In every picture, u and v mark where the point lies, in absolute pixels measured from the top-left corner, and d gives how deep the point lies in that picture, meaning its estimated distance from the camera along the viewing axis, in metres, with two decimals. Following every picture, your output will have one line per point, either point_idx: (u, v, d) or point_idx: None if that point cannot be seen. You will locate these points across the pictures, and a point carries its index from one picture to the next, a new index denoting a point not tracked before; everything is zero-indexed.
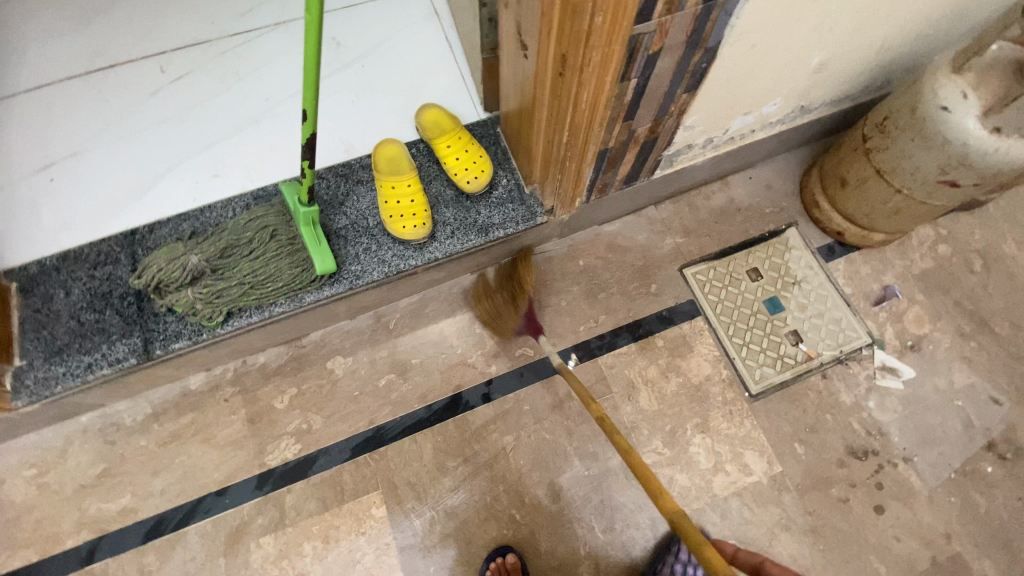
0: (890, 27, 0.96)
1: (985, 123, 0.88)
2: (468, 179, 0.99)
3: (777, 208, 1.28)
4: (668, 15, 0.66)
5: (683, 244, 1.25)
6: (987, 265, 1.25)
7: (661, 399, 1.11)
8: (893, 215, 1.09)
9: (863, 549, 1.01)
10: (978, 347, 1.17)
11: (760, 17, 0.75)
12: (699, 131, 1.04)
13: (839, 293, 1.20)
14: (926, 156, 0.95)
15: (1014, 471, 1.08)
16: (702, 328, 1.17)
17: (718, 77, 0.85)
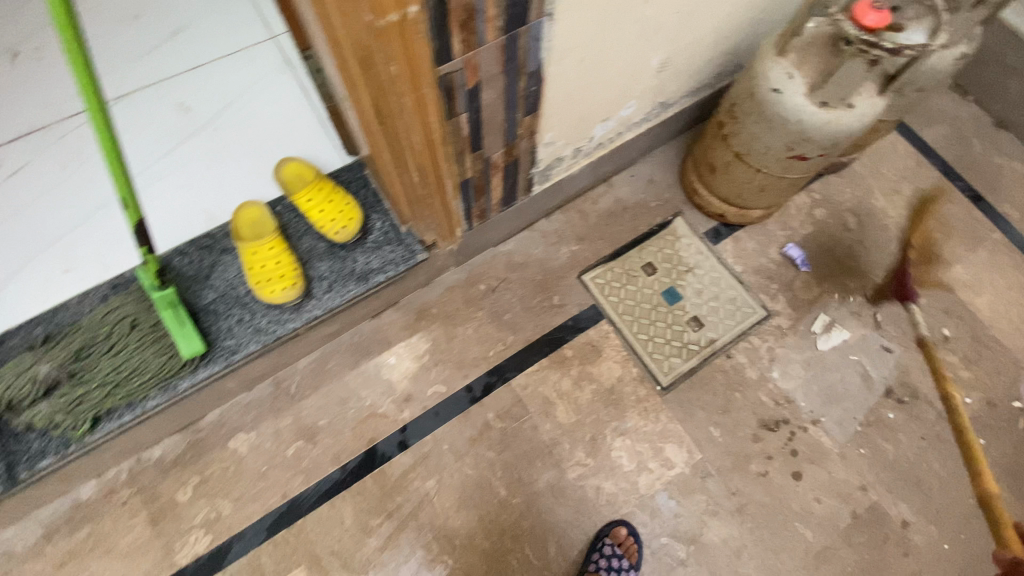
0: (717, 20, 1.00)
1: (813, 99, 0.92)
2: (337, 229, 0.96)
3: (661, 200, 1.32)
4: (470, 53, 0.65)
5: (579, 251, 1.27)
6: (860, 221, 1.32)
7: (578, 409, 1.11)
8: (760, 192, 1.14)
9: (788, 517, 1.05)
10: (864, 300, 1.24)
11: (573, 36, 0.77)
12: (562, 143, 1.05)
13: (731, 272, 1.25)
14: (772, 136, 0.99)
15: (913, 412, 1.14)
16: (608, 331, 1.19)
17: (555, 95, 0.87)
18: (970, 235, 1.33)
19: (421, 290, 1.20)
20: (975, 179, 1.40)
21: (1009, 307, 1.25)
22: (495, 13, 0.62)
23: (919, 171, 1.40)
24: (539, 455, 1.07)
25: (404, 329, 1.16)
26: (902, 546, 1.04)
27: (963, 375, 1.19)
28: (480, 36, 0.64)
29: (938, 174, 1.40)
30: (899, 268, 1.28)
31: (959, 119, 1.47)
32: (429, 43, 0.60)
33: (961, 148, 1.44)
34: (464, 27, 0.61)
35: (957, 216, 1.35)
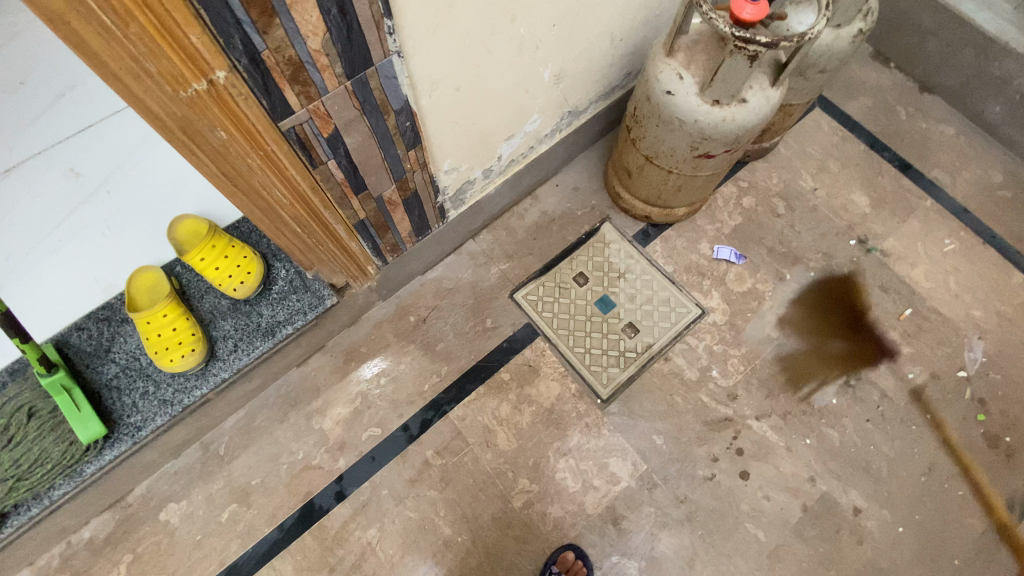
0: (605, 25, 0.97)
1: (705, 98, 0.90)
2: (234, 285, 0.93)
3: (588, 208, 1.30)
4: (313, 103, 0.62)
5: (509, 269, 1.24)
6: (789, 204, 1.31)
7: (519, 434, 1.08)
8: (677, 191, 1.13)
9: (739, 519, 1.03)
10: (798, 286, 1.22)
11: (436, 68, 0.74)
12: (467, 167, 1.03)
13: (663, 273, 1.23)
14: (674, 137, 0.97)
15: (856, 395, 1.13)
16: (543, 349, 1.16)
17: (437, 125, 0.84)
18: (900, 206, 1.32)
19: (348, 329, 1.16)
20: (901, 148, 1.39)
21: (944, 275, 1.24)
22: (328, 61, 0.59)
23: (844, 146, 1.38)
24: (482, 487, 1.04)
25: (333, 373, 1.13)
26: (857, 534, 1.03)
27: (904, 351, 1.18)
28: (319, 85, 0.61)
29: (864, 147, 1.39)
30: (832, 249, 1.26)
31: (881, 89, 1.46)
32: (256, 102, 0.57)
33: (885, 118, 1.42)
34: (295, 80, 0.58)
35: (886, 188, 1.34)
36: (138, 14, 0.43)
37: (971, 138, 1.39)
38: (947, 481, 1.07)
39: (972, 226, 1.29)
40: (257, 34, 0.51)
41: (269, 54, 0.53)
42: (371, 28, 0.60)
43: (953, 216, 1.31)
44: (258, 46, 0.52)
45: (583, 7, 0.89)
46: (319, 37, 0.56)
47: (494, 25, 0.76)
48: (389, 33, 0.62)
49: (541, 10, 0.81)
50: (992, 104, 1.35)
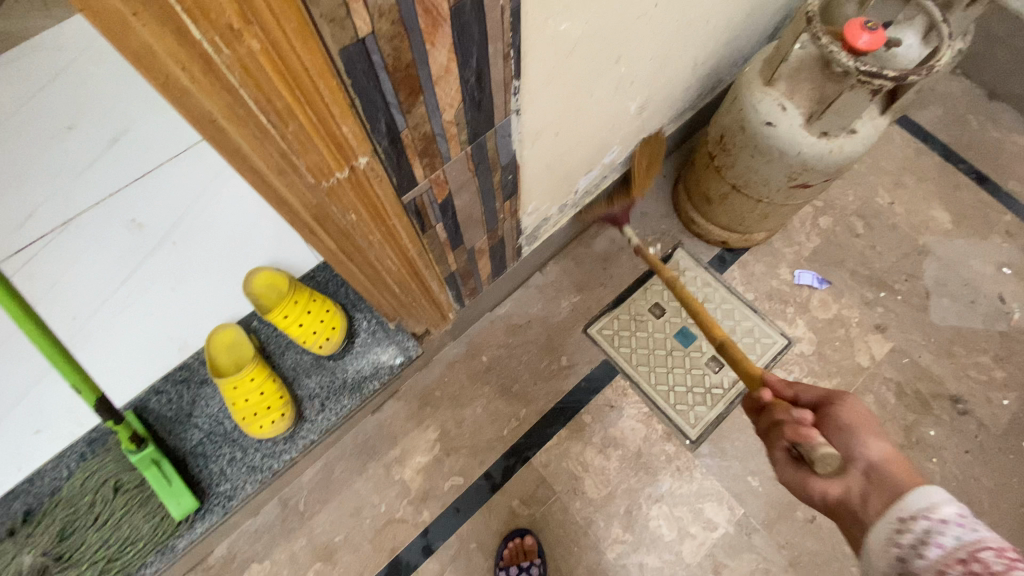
0: (694, 50, 0.92)
1: (811, 130, 0.84)
2: (320, 342, 0.88)
3: (657, 234, 1.26)
4: (435, 172, 0.57)
5: (580, 302, 1.20)
6: (868, 223, 1.25)
7: (606, 480, 1.04)
8: (763, 219, 1.08)
9: (843, 563, 0.99)
10: (886, 310, 1.17)
11: (545, 117, 0.69)
12: (547, 205, 0.98)
13: (743, 301, 1.18)
14: (771, 168, 0.92)
15: (955, 426, 1.08)
16: (624, 387, 1.12)
17: (533, 169, 0.79)
18: (982, 221, 1.26)
19: (420, 373, 1.12)
20: (978, 160, 1.33)
21: None
22: (457, 129, 0.54)
23: (919, 159, 1.32)
24: (574, 538, 1.01)
25: (409, 420, 1.08)
26: None
27: (999, 376, 1.13)
28: (444, 154, 0.56)
29: (939, 159, 1.33)
30: (916, 270, 1.21)
31: (951, 97, 1.40)
32: (388, 180, 0.52)
33: (958, 127, 1.36)
34: (424, 153, 0.53)
35: (966, 202, 1.28)
36: (299, 112, 0.39)
37: None
38: None
39: None
40: (402, 114, 0.46)
41: (407, 132, 0.49)
42: (501, 91, 0.55)
43: None
44: (399, 126, 0.47)
45: (678, 38, 0.84)
46: (455, 107, 0.51)
47: (600, 69, 0.72)
48: (514, 93, 0.58)
49: (642, 48, 0.76)
50: None
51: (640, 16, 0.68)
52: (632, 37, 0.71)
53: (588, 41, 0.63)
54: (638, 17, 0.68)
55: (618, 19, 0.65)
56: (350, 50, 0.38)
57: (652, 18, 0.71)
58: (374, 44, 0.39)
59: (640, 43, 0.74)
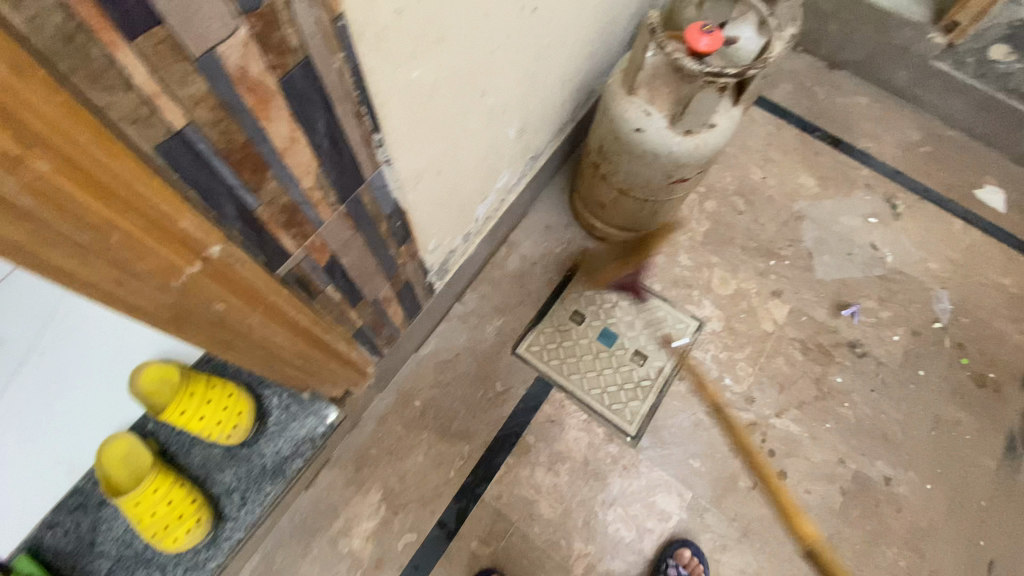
0: (559, 67, 0.95)
1: (677, 130, 0.90)
2: (227, 432, 0.82)
3: (564, 243, 1.29)
4: (309, 239, 0.55)
5: (504, 325, 1.19)
6: (748, 200, 1.35)
7: (560, 497, 1.04)
8: (653, 214, 1.14)
9: (789, 520, 1.05)
10: (779, 277, 1.27)
11: (421, 159, 0.69)
12: (449, 239, 0.96)
13: (653, 293, 1.24)
14: (650, 169, 0.97)
15: (857, 369, 1.19)
16: (561, 400, 1.13)
17: (423, 210, 0.78)
18: (843, 180, 1.40)
19: (352, 433, 1.07)
20: (829, 126, 1.47)
21: (898, 236, 1.33)
22: (322, 193, 0.52)
23: (781, 133, 1.45)
24: (539, 564, 1.00)
25: (349, 486, 1.03)
26: (894, 503, 1.07)
27: (884, 315, 1.24)
28: (313, 220, 0.54)
29: (798, 130, 1.46)
30: (797, 234, 1.32)
31: (797, 73, 1.55)
32: (254, 261, 0.49)
33: (808, 100, 1.51)
34: (290, 224, 0.51)
35: (827, 165, 1.41)
36: (122, 220, 0.36)
37: (883, 104, 1.52)
38: (954, 428, 1.14)
39: (907, 185, 1.40)
40: (250, 193, 0.44)
41: (263, 208, 0.46)
42: (361, 147, 0.53)
43: (888, 179, 1.41)
44: (251, 205, 0.45)
45: (540, 61, 0.86)
46: (313, 173, 0.49)
47: (468, 104, 0.72)
48: (378, 146, 0.56)
49: (506, 77, 0.78)
50: (896, 70, 1.47)
51: (494, 49, 0.69)
52: (492, 69, 0.72)
53: (447, 81, 0.63)
54: (493, 50, 0.69)
55: (473, 56, 0.65)
56: (167, 144, 0.35)
57: (509, 49, 0.73)
58: (195, 132, 0.36)
59: (502, 73, 0.76)
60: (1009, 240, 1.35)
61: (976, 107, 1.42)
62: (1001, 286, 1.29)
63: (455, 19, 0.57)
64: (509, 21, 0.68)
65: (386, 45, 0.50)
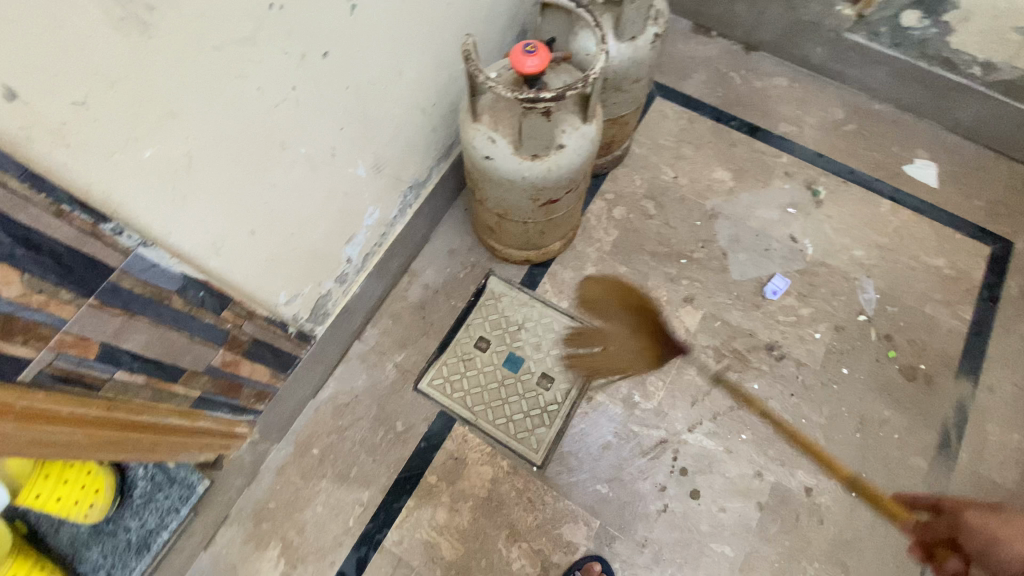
0: (408, 97, 0.91)
1: (524, 155, 0.85)
2: (84, 511, 0.82)
3: (468, 267, 1.24)
4: (54, 338, 0.54)
5: (405, 359, 1.15)
6: (658, 203, 1.30)
7: (463, 536, 1.02)
8: (542, 233, 1.10)
9: (702, 542, 1.01)
10: (691, 282, 1.21)
11: (214, 225, 0.66)
12: (314, 286, 0.94)
13: (560, 310, 1.20)
14: (514, 193, 0.93)
15: (775, 373, 1.13)
16: (464, 434, 1.09)
17: (246, 270, 0.75)
18: (759, 171, 1.33)
19: (248, 489, 1.05)
20: (746, 114, 1.40)
21: (818, 224, 1.27)
22: (46, 295, 0.51)
23: (693, 128, 1.38)
24: None
25: (248, 543, 1.01)
26: (815, 515, 1.02)
27: (804, 312, 1.18)
28: (49, 320, 0.53)
29: (712, 122, 1.39)
30: (710, 234, 1.26)
31: (711, 61, 1.47)
32: None
33: (722, 88, 1.43)
34: (12, 331, 0.50)
35: (743, 157, 1.35)
36: None
37: (804, 84, 1.44)
38: (881, 427, 1.08)
39: (830, 168, 1.33)
40: None
41: None
42: (86, 240, 0.52)
43: (810, 164, 1.33)
44: None
45: (369, 98, 0.82)
46: (17, 281, 0.49)
47: (263, 161, 0.69)
48: (118, 233, 0.55)
49: (317, 124, 0.74)
50: (812, 47, 1.40)
51: (278, 102, 0.66)
52: (287, 122, 0.69)
53: (211, 149, 0.60)
54: (276, 104, 0.66)
55: (245, 116, 0.62)
56: None
57: (305, 97, 0.70)
58: None
59: (308, 122, 0.72)
60: (942, 216, 1.27)
61: (896, 77, 1.34)
62: (933, 267, 1.22)
63: (189, 91, 0.54)
64: (287, 73, 0.65)
65: (80, 138, 0.47)
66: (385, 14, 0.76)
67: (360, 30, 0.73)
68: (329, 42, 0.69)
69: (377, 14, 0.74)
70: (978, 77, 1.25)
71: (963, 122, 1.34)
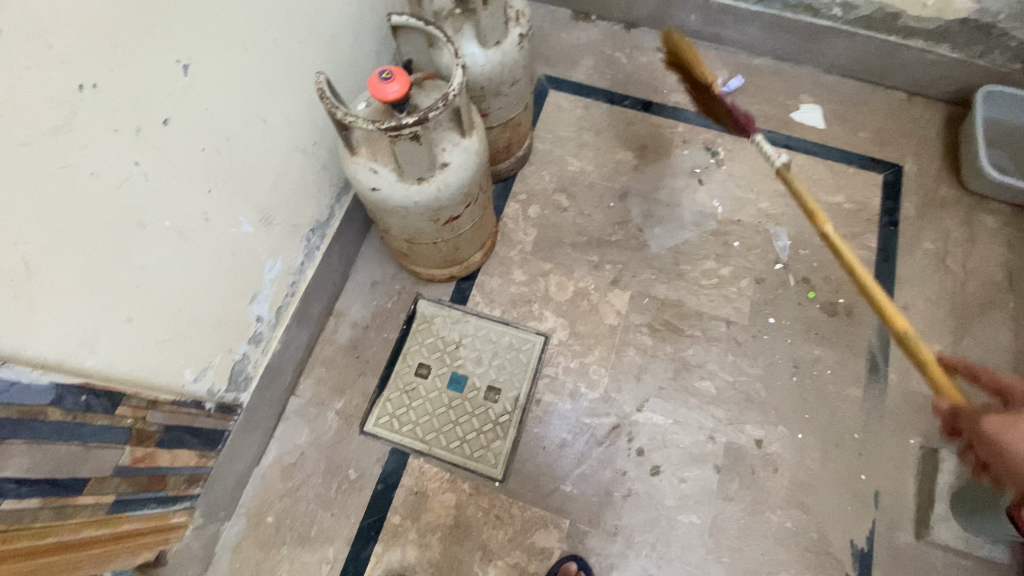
0: (280, 141, 0.88)
1: (410, 180, 0.84)
2: None
3: (395, 296, 1.21)
4: None
5: (347, 404, 1.12)
6: (570, 194, 1.31)
7: (437, 569, 1.00)
8: (457, 249, 1.09)
9: (670, 516, 1.02)
10: (615, 264, 1.23)
11: (79, 323, 0.62)
12: (225, 354, 0.89)
13: (494, 320, 1.19)
14: (412, 218, 0.92)
15: (709, 336, 1.16)
16: (420, 466, 1.07)
17: (133, 358, 0.71)
18: (659, 144, 1.36)
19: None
20: (637, 91, 1.43)
21: (723, 184, 1.30)
22: None
23: (590, 113, 1.40)
24: None
25: None
26: (770, 465, 1.05)
27: (724, 272, 1.21)
28: None
29: (606, 105, 1.41)
30: (624, 215, 1.28)
31: (595, 45, 1.49)
32: None
33: (611, 70, 1.45)
34: None
35: (641, 133, 1.37)
36: None
37: None
38: (814, 367, 1.13)
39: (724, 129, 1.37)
40: None
41: None
42: None
43: (704, 128, 1.37)
44: None
45: (235, 154, 0.79)
46: None
47: (121, 244, 0.65)
48: None
49: (178, 194, 0.71)
50: (686, 15, 1.43)
51: (121, 182, 0.63)
52: (141, 200, 0.66)
53: (53, 248, 0.57)
54: (120, 184, 0.63)
55: (85, 205, 0.59)
56: None
57: (151, 169, 0.66)
58: None
59: (166, 194, 0.69)
60: (833, 154, 1.33)
61: (767, 31, 1.40)
62: (834, 204, 1.28)
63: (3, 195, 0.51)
64: (124, 150, 0.62)
65: None
66: (228, 67, 0.73)
67: (202, 89, 0.70)
68: (167, 108, 0.66)
69: (217, 69, 0.72)
70: (840, 17, 1.31)
71: (835, 62, 1.41)
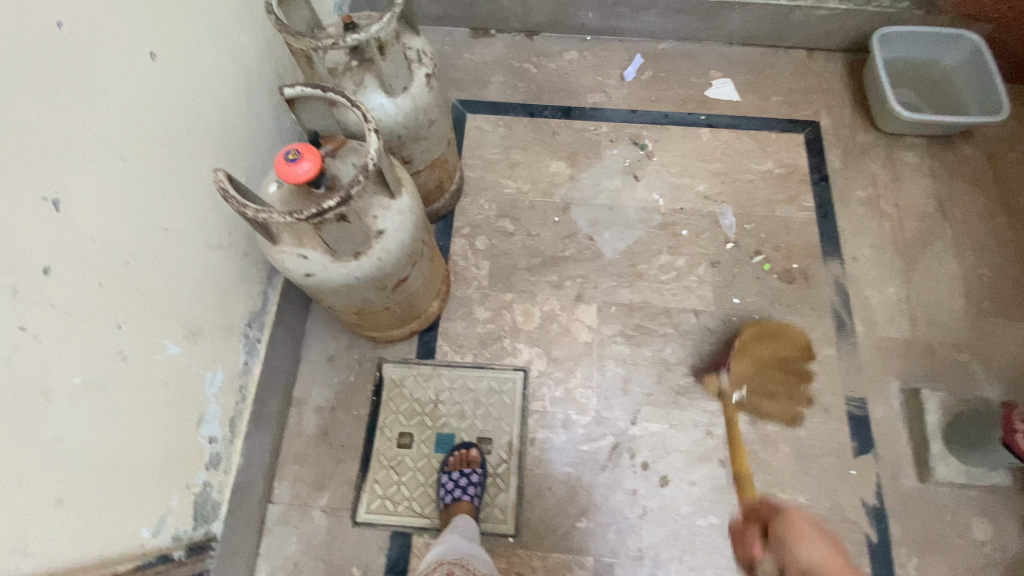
0: (188, 246, 0.79)
1: (346, 258, 0.77)
2: None
3: (356, 367, 1.13)
4: None
5: (332, 497, 1.03)
6: (513, 217, 1.27)
7: None
8: (412, 306, 1.03)
9: (689, 523, 1.01)
10: (574, 280, 1.20)
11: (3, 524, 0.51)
12: (182, 492, 0.79)
13: (467, 367, 1.13)
14: (358, 293, 0.85)
15: (682, 331, 1.15)
16: (426, 543, 1.00)
17: (73, 541, 0.61)
18: (588, 148, 1.34)
19: None
20: (554, 98, 1.40)
21: (658, 175, 1.30)
22: None
23: (513, 130, 1.36)
24: None
25: None
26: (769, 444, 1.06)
27: (681, 263, 1.21)
28: None
29: (527, 119, 1.38)
30: (571, 227, 1.25)
31: (501, 59, 1.45)
32: None
33: (523, 82, 1.42)
34: None
35: (568, 141, 1.35)
36: None
37: (593, 49, 1.46)
38: None
39: (647, 120, 1.37)
40: None
41: None
42: None
43: (628, 123, 1.36)
44: None
45: (140, 276, 0.70)
46: None
47: (27, 423, 0.55)
48: None
49: (82, 343, 0.61)
50: (584, 14, 1.42)
51: (8, 354, 0.53)
52: (38, 366, 0.56)
53: None
54: (8, 358, 0.53)
55: None
56: None
57: (43, 328, 0.56)
58: None
59: (66, 349, 0.59)
60: (754, 124, 1.36)
61: (664, 16, 1.41)
62: (766, 172, 1.30)
63: None
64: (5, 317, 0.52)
65: None
66: (107, 186, 0.64)
67: (83, 219, 0.61)
68: (44, 254, 0.56)
69: (95, 192, 0.62)
70: None
71: (734, 34, 1.44)
